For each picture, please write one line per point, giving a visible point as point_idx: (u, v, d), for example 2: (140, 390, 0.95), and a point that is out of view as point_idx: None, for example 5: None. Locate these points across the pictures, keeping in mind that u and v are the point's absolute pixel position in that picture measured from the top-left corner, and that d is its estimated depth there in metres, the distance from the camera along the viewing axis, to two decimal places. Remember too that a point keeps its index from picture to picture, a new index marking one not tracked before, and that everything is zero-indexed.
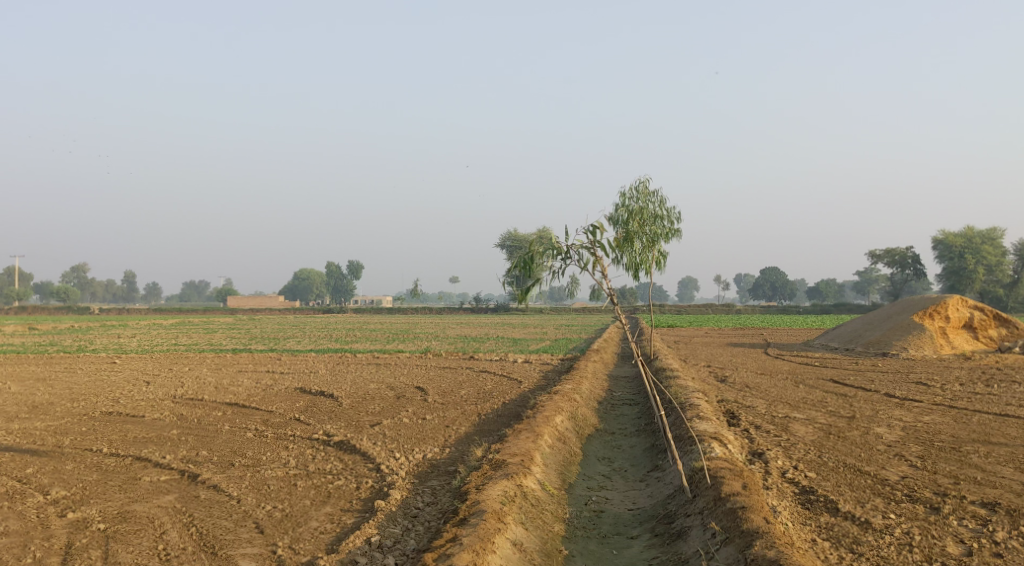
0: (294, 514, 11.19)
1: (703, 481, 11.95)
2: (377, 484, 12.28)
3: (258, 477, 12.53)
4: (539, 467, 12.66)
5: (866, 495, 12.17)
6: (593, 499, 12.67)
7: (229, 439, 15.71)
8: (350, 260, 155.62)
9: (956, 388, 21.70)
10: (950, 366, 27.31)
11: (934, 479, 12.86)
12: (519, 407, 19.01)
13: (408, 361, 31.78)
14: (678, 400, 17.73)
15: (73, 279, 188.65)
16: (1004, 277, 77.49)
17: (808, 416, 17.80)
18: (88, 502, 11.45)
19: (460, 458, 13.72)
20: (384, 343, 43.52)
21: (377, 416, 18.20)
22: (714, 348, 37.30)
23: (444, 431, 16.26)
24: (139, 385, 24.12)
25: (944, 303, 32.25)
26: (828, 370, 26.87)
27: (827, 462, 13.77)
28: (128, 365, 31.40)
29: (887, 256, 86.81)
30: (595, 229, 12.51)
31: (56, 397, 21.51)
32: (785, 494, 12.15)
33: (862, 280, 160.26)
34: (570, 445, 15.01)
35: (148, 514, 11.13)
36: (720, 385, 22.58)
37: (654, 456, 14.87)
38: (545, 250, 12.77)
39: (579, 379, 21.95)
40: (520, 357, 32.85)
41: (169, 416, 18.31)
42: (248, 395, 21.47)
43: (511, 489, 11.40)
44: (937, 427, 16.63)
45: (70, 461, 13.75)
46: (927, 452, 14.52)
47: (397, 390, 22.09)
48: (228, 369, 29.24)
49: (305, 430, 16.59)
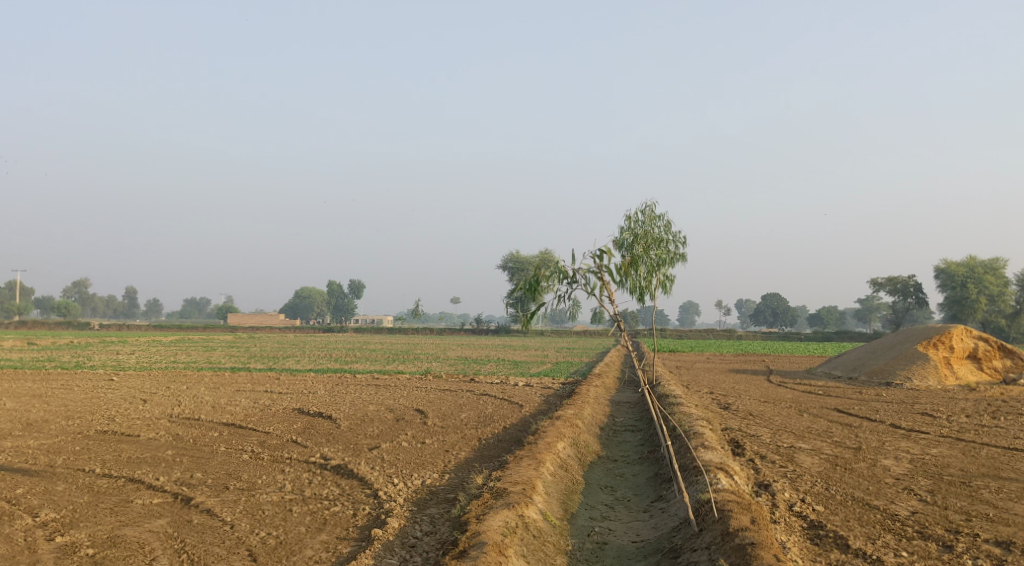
0: (289, 541, 10.88)
1: (710, 514, 11.66)
2: (374, 511, 11.98)
3: (252, 502, 12.22)
4: (541, 496, 12.35)
5: (877, 530, 11.87)
6: (596, 530, 12.38)
7: (223, 461, 15.43)
8: (351, 279, 155.90)
9: (961, 420, 21.37)
10: (955, 397, 26.98)
11: (945, 515, 12.55)
12: (520, 433, 18.70)
13: (407, 382, 31.45)
14: (682, 427, 17.44)
15: (74, 294, 188.82)
16: (1006, 307, 77.05)
17: (813, 446, 17.50)
18: (78, 526, 11.15)
19: (460, 486, 13.42)
20: (384, 363, 43.19)
21: (376, 439, 17.92)
22: (717, 375, 36.95)
23: (443, 456, 15.98)
24: (136, 403, 23.81)
25: (948, 332, 31.92)
26: (832, 399, 26.58)
27: (835, 495, 13.46)
28: (124, 383, 31.10)
29: (889, 284, 86.52)
30: (602, 253, 12.27)
31: (51, 414, 21.23)
32: (793, 529, 11.87)
33: (863, 308, 159.92)
34: (572, 473, 14.70)
35: (138, 538, 10.83)
36: (722, 413, 22.27)
37: (659, 485, 14.56)
38: (551, 273, 12.52)
39: (580, 404, 21.63)
40: (520, 380, 32.50)
41: (164, 436, 18.04)
42: (246, 416, 21.18)
43: (513, 519, 11.11)
44: (946, 460, 16.30)
45: (61, 482, 13.46)
46: (936, 486, 14.21)
47: (396, 412, 21.79)
48: (226, 388, 28.93)
49: (303, 452, 16.32)
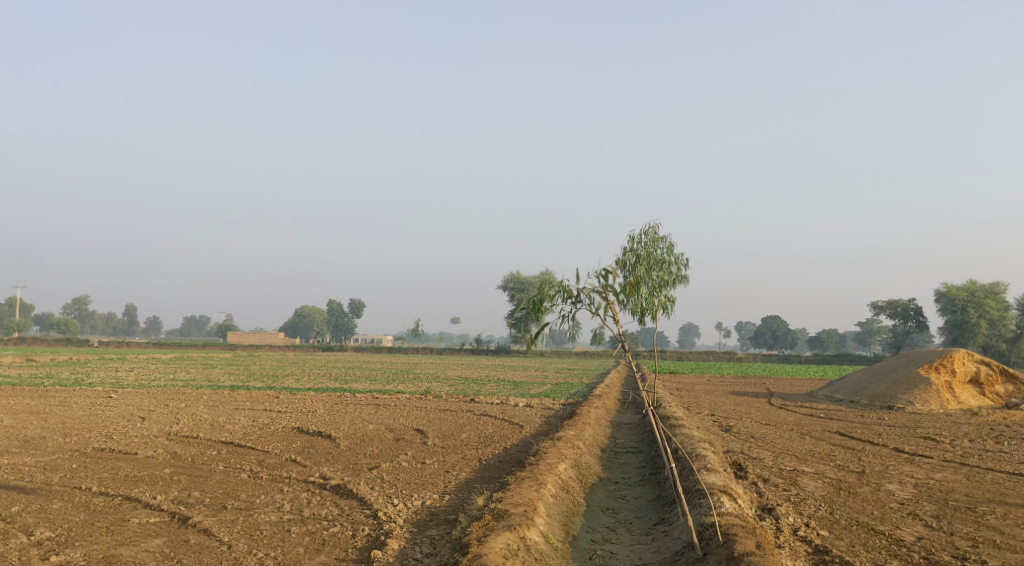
0: (287, 563, 10.72)
1: (714, 538, 11.51)
2: (374, 532, 11.84)
3: (250, 522, 12.07)
4: (542, 518, 12.20)
5: (883, 556, 11.72)
6: (598, 554, 12.20)
7: (222, 480, 15.29)
8: (351, 298, 156.47)
9: (965, 445, 21.18)
10: (958, 421, 26.79)
11: (952, 541, 12.40)
12: (521, 453, 18.55)
13: (407, 402, 31.31)
14: (684, 449, 17.29)
15: (74, 311, 188.82)
16: (1006, 332, 76.70)
17: (816, 469, 17.36)
18: (73, 545, 11.00)
19: (461, 507, 13.27)
20: (384, 382, 43.01)
21: (375, 459, 17.80)
22: (718, 397, 36.76)
23: (443, 476, 15.83)
24: (134, 421, 23.64)
25: (950, 356, 31.79)
26: (834, 422, 26.42)
27: (839, 519, 13.30)
28: (123, 400, 30.97)
29: (889, 307, 86.41)
30: (607, 273, 12.19)
31: (48, 431, 21.05)
32: (797, 554, 11.74)
33: (864, 331, 159.73)
34: (573, 495, 14.54)
35: (134, 559, 10.67)
36: (724, 435, 22.12)
37: (661, 508, 14.40)
38: (554, 293, 12.39)
39: (581, 425, 21.45)
40: (521, 401, 32.34)
41: (162, 454, 17.90)
42: (245, 434, 21.02)
43: (514, 542, 10.96)
44: (950, 484, 16.14)
45: (58, 500, 13.32)
46: (942, 511, 14.05)
47: (396, 432, 21.64)
48: (225, 406, 28.76)
49: (301, 472, 16.19)
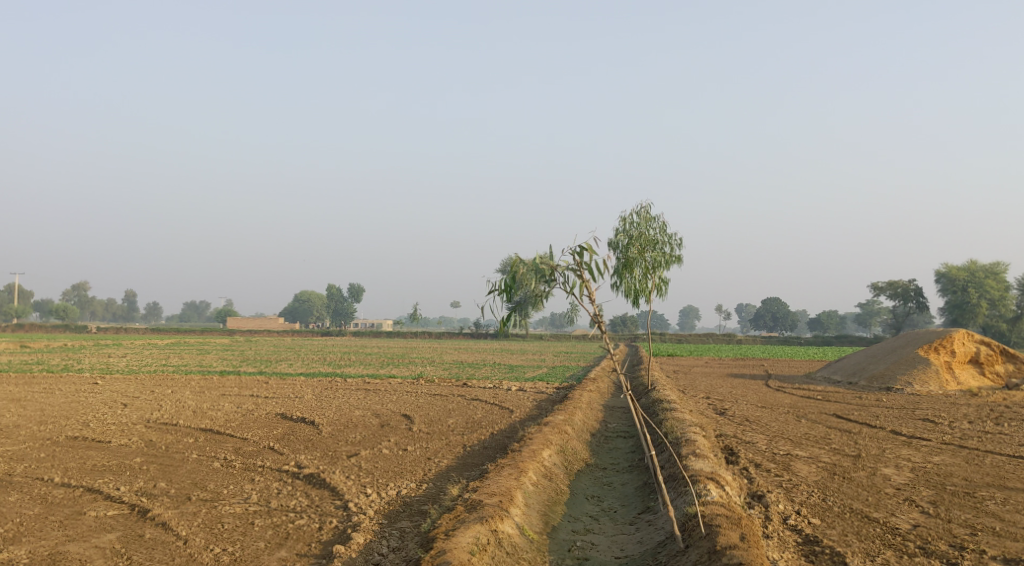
0: (243, 558, 10.16)
1: (697, 530, 10.98)
2: (341, 524, 11.28)
3: (212, 515, 11.50)
4: (519, 508, 11.63)
5: (876, 546, 11.16)
6: (577, 545, 11.63)
7: (193, 470, 14.67)
8: (353, 284, 156.92)
9: (962, 426, 20.62)
10: (957, 402, 26.25)
11: (949, 529, 11.81)
12: (507, 440, 17.93)
13: (398, 387, 30.63)
14: (673, 435, 16.80)
15: (75, 295, 189.38)
16: (1006, 312, 75.84)
17: (811, 454, 16.76)
18: (20, 541, 10.44)
19: (436, 496, 12.76)
20: (379, 366, 42.54)
21: (355, 446, 17.26)
22: (715, 379, 36.12)
23: (424, 464, 15.28)
24: (114, 409, 23.01)
25: (949, 337, 31.18)
26: (831, 404, 25.81)
27: (832, 506, 12.75)
28: (110, 387, 30.32)
29: (891, 288, 85.56)
30: (582, 251, 11.35)
31: (23, 420, 20.38)
32: (786, 545, 11.18)
33: (863, 312, 159.32)
34: (556, 483, 13.99)
35: (81, 555, 10.12)
36: (717, 418, 21.60)
37: (646, 496, 13.86)
38: (528, 272, 11.67)
39: (572, 409, 20.89)
40: (515, 385, 31.69)
41: (136, 443, 17.37)
42: (226, 421, 20.44)
43: (484, 535, 10.38)
44: (949, 469, 15.56)
45: (18, 492, 12.80)
46: (940, 497, 13.47)
47: (382, 418, 21.09)
48: (212, 393, 28.10)
49: (277, 459, 15.66)
